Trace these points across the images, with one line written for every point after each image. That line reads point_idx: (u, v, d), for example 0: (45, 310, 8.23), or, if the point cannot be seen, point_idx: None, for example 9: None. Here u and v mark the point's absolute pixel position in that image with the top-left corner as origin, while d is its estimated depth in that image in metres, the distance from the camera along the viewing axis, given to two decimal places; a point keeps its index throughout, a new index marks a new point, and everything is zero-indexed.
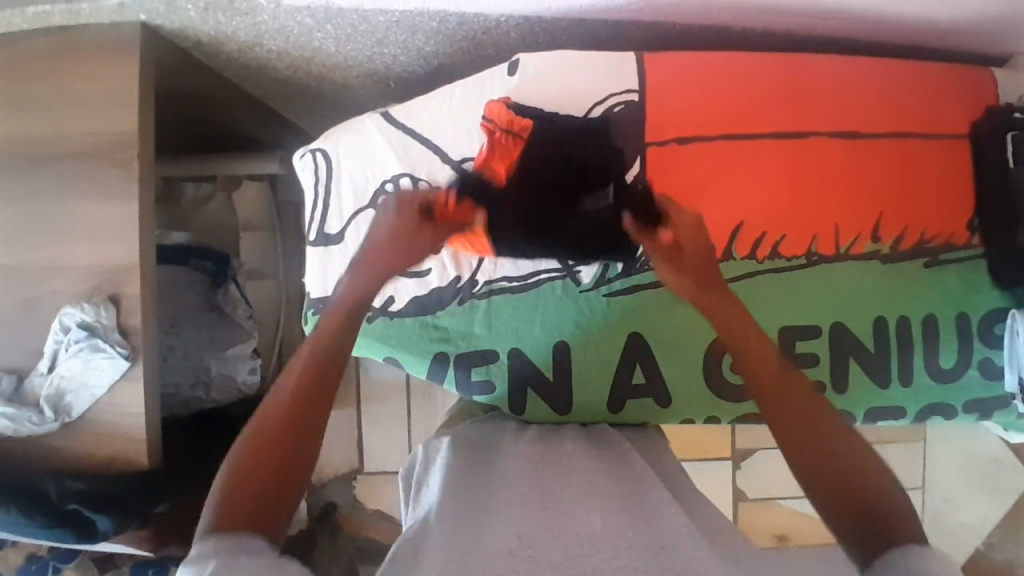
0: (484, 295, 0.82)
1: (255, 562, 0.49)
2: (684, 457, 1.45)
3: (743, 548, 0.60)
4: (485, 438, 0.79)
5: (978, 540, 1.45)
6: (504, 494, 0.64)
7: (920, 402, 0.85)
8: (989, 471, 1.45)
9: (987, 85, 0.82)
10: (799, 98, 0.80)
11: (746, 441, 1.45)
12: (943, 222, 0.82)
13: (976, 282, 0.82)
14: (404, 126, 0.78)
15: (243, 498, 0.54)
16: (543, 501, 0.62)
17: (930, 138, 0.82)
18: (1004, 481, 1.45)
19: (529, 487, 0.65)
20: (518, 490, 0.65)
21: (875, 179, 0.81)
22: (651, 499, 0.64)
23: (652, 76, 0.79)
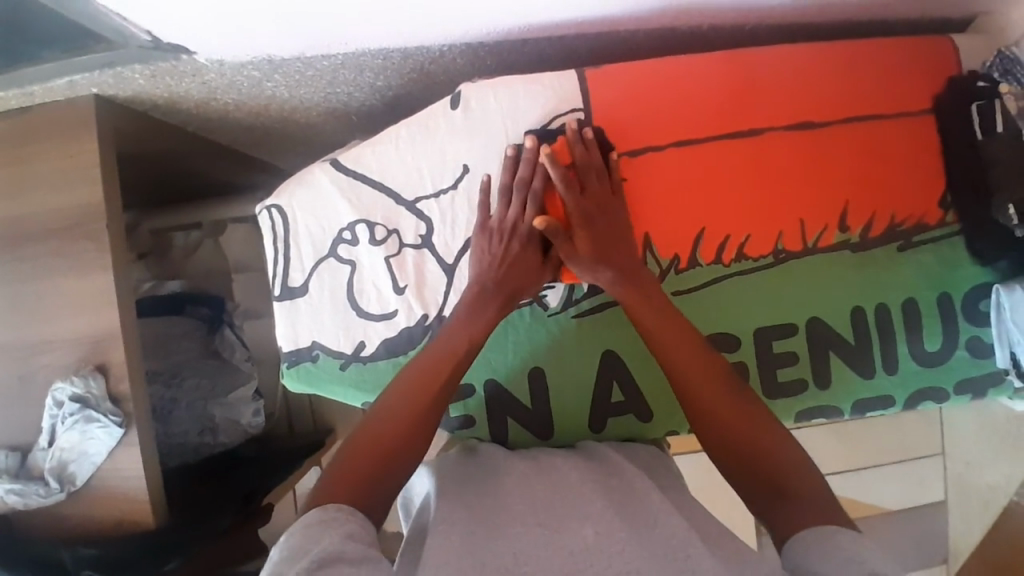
0: None
1: (358, 551, 0.55)
2: (678, 452, 1.36)
3: (733, 549, 0.59)
4: (474, 459, 0.78)
5: (1007, 497, 1.37)
6: (494, 513, 0.64)
7: (908, 389, 0.83)
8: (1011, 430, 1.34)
9: (947, 56, 0.80)
10: (750, 95, 0.79)
11: None
12: (913, 204, 0.80)
13: (954, 260, 0.81)
14: (354, 172, 0.78)
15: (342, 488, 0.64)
16: (539, 517, 0.62)
17: (891, 119, 0.80)
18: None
19: (516, 500, 0.66)
20: (514, 509, 0.64)
21: (838, 168, 0.80)
22: (640, 510, 0.63)
23: (596, 92, 0.78)
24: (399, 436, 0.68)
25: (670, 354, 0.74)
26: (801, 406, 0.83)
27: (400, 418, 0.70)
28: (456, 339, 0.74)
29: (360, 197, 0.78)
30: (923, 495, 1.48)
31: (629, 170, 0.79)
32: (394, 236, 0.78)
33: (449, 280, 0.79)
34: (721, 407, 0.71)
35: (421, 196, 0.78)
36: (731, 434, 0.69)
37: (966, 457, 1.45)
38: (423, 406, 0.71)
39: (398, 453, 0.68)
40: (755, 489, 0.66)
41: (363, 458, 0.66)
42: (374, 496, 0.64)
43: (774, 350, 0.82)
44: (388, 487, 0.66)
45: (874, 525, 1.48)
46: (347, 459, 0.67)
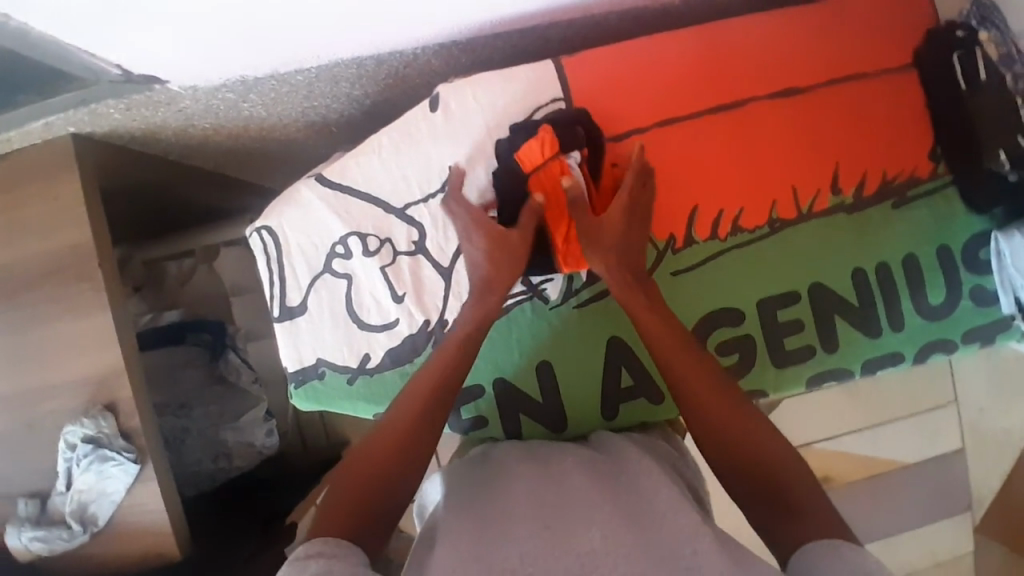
0: None
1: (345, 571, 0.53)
2: None
3: None
4: (489, 460, 0.78)
5: None
6: (502, 517, 0.62)
7: (916, 345, 0.82)
8: None
9: (923, 8, 0.80)
10: (730, 66, 0.78)
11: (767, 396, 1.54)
12: (903, 159, 0.80)
13: (950, 210, 0.81)
14: (341, 185, 0.77)
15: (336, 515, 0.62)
16: (546, 518, 0.60)
17: (873, 77, 0.79)
18: None
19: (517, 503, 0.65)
20: (522, 511, 0.62)
21: (825, 131, 0.79)
22: (661, 496, 0.63)
23: (574, 81, 0.78)
24: (394, 459, 0.67)
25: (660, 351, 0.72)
26: (810, 373, 0.83)
27: (394, 440, 0.68)
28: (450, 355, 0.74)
29: (349, 210, 0.78)
30: (939, 446, 1.48)
31: (616, 155, 0.79)
32: (387, 245, 0.78)
33: (447, 283, 0.79)
34: (715, 407, 0.69)
35: (410, 202, 0.78)
36: (727, 434, 0.68)
37: (979, 404, 1.45)
38: (418, 425, 0.69)
39: (392, 477, 0.66)
40: (752, 494, 0.65)
41: (358, 484, 0.65)
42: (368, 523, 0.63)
43: (779, 319, 0.81)
44: (383, 513, 0.64)
45: (895, 482, 1.49)
46: (342, 486, 0.66)
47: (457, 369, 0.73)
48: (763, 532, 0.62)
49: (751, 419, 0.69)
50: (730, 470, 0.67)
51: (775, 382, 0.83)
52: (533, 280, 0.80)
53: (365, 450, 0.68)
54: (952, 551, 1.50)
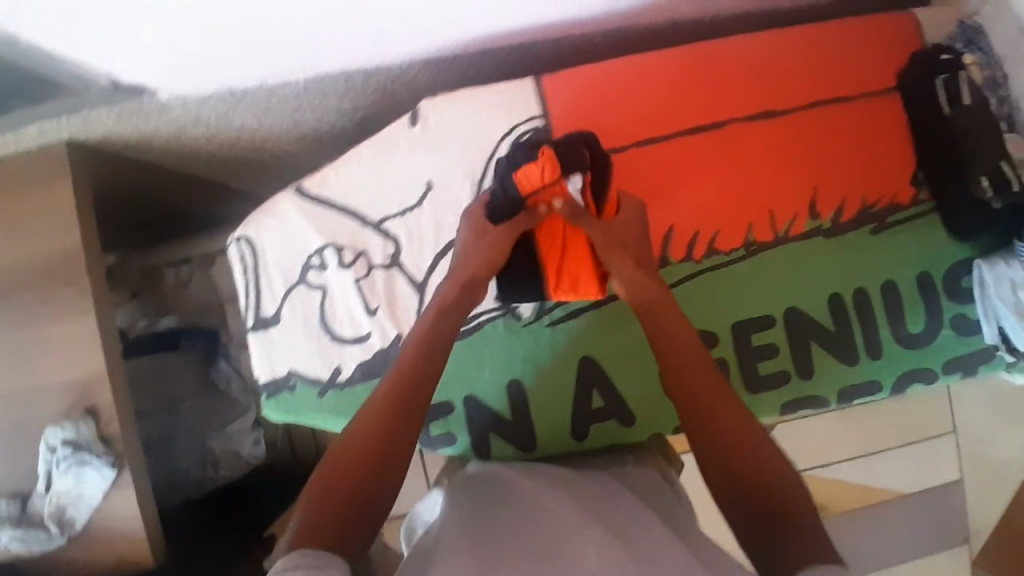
0: None
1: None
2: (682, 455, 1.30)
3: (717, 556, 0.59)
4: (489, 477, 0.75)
5: None
6: (502, 540, 0.60)
7: (895, 374, 0.81)
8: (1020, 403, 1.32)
9: (907, 35, 0.80)
10: (709, 88, 0.79)
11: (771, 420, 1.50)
12: (883, 185, 0.80)
13: (932, 237, 0.80)
14: (318, 198, 0.78)
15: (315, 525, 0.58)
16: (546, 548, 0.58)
17: (854, 102, 0.79)
18: None
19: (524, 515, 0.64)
20: (524, 534, 0.61)
21: (804, 155, 0.79)
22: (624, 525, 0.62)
23: (554, 98, 0.78)
24: (373, 458, 0.64)
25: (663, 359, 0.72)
26: (786, 399, 0.81)
27: (370, 438, 0.64)
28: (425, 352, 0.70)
29: (326, 221, 0.78)
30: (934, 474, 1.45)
31: None
32: (362, 258, 0.78)
33: (421, 297, 0.79)
34: (722, 420, 0.68)
35: (386, 215, 0.78)
36: (730, 449, 0.66)
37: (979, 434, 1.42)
38: (396, 422, 0.66)
39: (375, 479, 0.63)
40: (755, 516, 0.62)
41: (337, 487, 0.61)
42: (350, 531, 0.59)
43: (754, 342, 0.80)
44: (366, 518, 0.61)
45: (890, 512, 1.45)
46: (317, 489, 0.61)
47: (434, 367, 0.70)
48: (761, 555, 0.59)
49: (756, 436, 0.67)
50: (730, 489, 0.65)
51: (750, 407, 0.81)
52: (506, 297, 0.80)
53: (340, 448, 0.64)
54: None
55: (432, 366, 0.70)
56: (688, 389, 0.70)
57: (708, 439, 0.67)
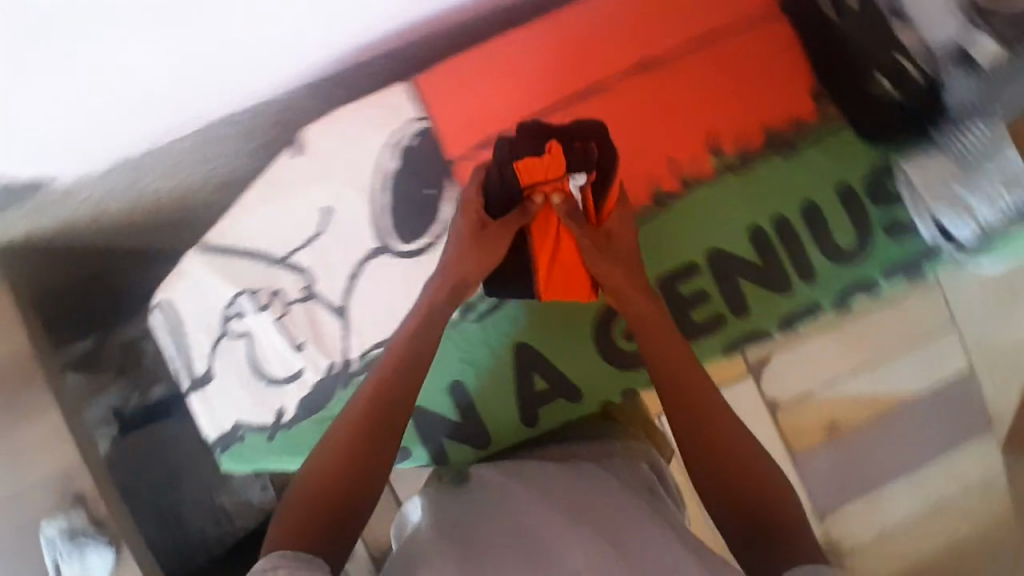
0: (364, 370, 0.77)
1: None
2: None
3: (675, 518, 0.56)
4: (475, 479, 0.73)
5: None
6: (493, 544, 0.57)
7: (835, 293, 0.78)
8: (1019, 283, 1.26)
9: None
10: (583, 49, 0.76)
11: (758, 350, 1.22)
12: (783, 105, 0.76)
13: (846, 146, 0.76)
14: (222, 248, 0.78)
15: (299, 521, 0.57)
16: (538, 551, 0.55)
17: (734, 29, 0.76)
18: None
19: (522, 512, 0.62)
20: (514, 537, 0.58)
21: (695, 94, 0.76)
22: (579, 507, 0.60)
23: (428, 95, 0.75)
24: (364, 456, 0.61)
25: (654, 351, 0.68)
26: (726, 342, 0.78)
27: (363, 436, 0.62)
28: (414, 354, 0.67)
29: (234, 269, 0.78)
30: None
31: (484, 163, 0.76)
32: (276, 298, 0.78)
33: (345, 323, 0.77)
34: (705, 411, 0.65)
35: (290, 250, 0.77)
36: (725, 451, 0.63)
37: None
38: (389, 421, 0.64)
39: (361, 477, 0.61)
40: (744, 527, 0.60)
41: (327, 483, 0.60)
42: (334, 530, 0.57)
43: (681, 292, 0.77)
44: (351, 519, 0.59)
45: None
46: (307, 484, 0.60)
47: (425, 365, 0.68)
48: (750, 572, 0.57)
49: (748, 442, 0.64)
50: (720, 494, 0.62)
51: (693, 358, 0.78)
52: None
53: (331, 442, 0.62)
54: None
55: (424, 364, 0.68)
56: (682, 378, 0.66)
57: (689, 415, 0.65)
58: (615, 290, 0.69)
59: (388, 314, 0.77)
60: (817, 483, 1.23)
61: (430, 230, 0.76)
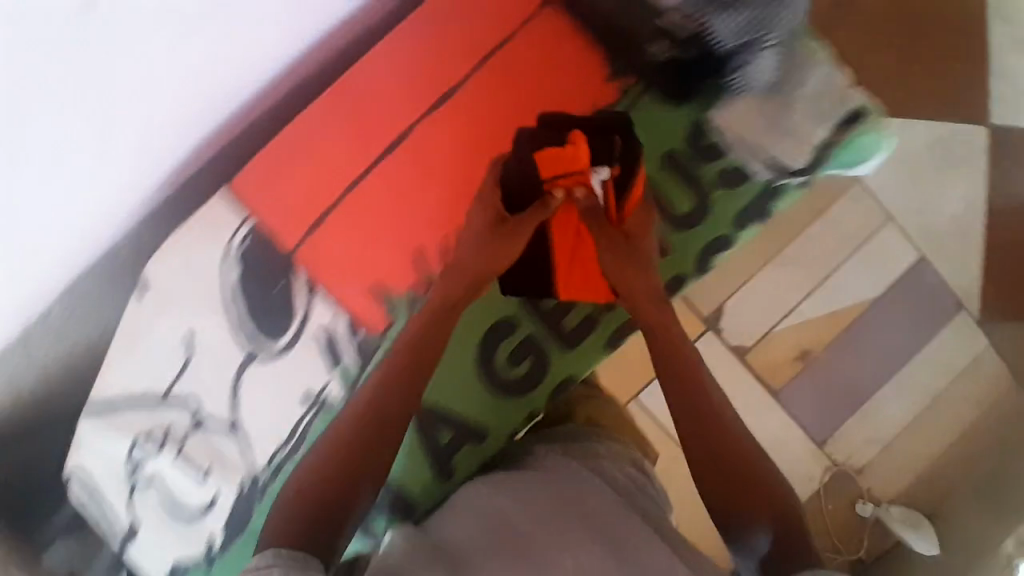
0: (274, 478, 0.78)
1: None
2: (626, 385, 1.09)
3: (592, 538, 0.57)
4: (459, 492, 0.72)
5: None
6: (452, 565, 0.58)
7: (693, 259, 0.79)
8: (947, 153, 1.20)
9: None
10: (371, 110, 0.75)
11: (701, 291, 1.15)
12: (584, 99, 0.74)
13: (655, 117, 0.75)
14: (104, 408, 0.80)
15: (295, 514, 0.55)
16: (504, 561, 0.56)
17: (512, 40, 0.74)
18: None
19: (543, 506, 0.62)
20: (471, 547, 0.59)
21: (495, 111, 0.75)
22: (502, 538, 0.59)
23: (246, 197, 0.76)
24: (365, 455, 0.60)
25: (650, 330, 0.68)
26: (605, 339, 0.80)
27: (366, 424, 0.61)
28: (418, 354, 0.66)
29: (123, 423, 0.80)
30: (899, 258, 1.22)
31: (317, 246, 0.75)
32: (168, 437, 0.79)
33: (240, 438, 0.78)
34: (699, 396, 0.65)
35: (166, 387, 0.78)
36: (715, 441, 0.62)
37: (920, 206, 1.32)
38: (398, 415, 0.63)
39: (361, 469, 0.59)
40: (733, 511, 0.59)
41: (320, 476, 0.58)
42: (326, 523, 0.55)
43: (548, 306, 0.78)
44: (342, 522, 0.57)
45: None
46: (307, 475, 0.59)
47: (429, 355, 0.66)
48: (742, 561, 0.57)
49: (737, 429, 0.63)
50: (710, 479, 0.61)
51: (579, 364, 0.80)
52: (310, 392, 0.76)
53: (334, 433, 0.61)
54: None
55: (428, 350, 0.67)
56: (673, 360, 0.67)
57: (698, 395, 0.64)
58: (628, 299, 0.69)
59: (277, 417, 0.77)
60: (809, 416, 1.09)
61: (290, 325, 0.75)
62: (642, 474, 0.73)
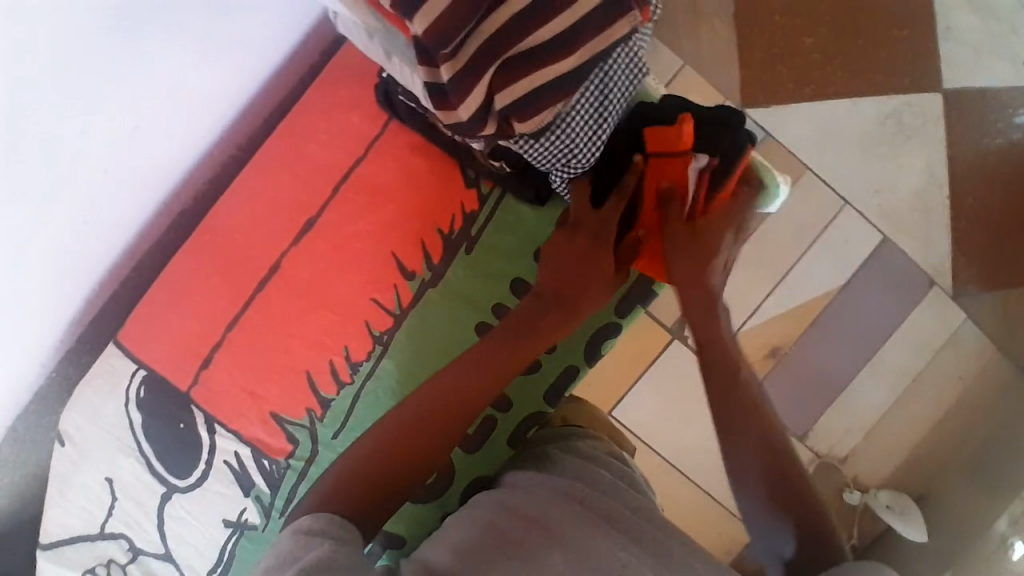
0: None
1: (350, 559, 0.51)
2: (610, 407, 1.15)
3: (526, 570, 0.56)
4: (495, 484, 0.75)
5: (942, 189, 1.16)
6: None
7: (581, 347, 0.87)
8: (891, 131, 1.15)
9: (359, 69, 0.78)
10: (241, 241, 0.78)
11: (671, 313, 1.14)
12: (443, 207, 0.79)
13: (516, 217, 0.79)
14: (56, 540, 0.83)
15: (354, 482, 0.60)
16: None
17: (369, 161, 0.78)
18: (911, 126, 1.15)
19: (541, 513, 0.63)
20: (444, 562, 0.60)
21: (358, 233, 0.78)
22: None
23: (142, 347, 0.79)
24: (435, 435, 0.65)
25: (697, 318, 0.78)
26: (510, 428, 0.85)
27: (440, 419, 0.66)
28: (505, 350, 0.72)
29: (72, 556, 0.83)
30: (861, 247, 1.16)
31: (213, 381, 0.78)
32: (113, 565, 0.82)
33: (175, 564, 0.81)
34: (734, 382, 0.74)
35: (102, 520, 0.82)
36: (753, 425, 0.70)
37: (876, 186, 1.16)
38: (468, 404, 0.68)
39: (426, 455, 0.65)
40: (781, 488, 0.66)
41: (381, 455, 0.62)
42: (389, 487, 0.62)
43: None
44: (400, 496, 0.63)
45: (853, 307, 1.18)
46: (369, 448, 0.63)
47: (510, 359, 0.72)
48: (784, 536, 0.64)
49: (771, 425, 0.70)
50: (745, 451, 0.69)
51: (486, 460, 0.84)
52: (229, 519, 0.79)
53: (416, 406, 0.65)
54: (950, 329, 1.18)
55: (510, 348, 0.72)
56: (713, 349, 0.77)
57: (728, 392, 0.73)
58: (689, 284, 0.77)
59: (202, 543, 0.80)
60: (782, 398, 1.19)
61: (199, 460, 0.79)
62: (622, 464, 0.78)
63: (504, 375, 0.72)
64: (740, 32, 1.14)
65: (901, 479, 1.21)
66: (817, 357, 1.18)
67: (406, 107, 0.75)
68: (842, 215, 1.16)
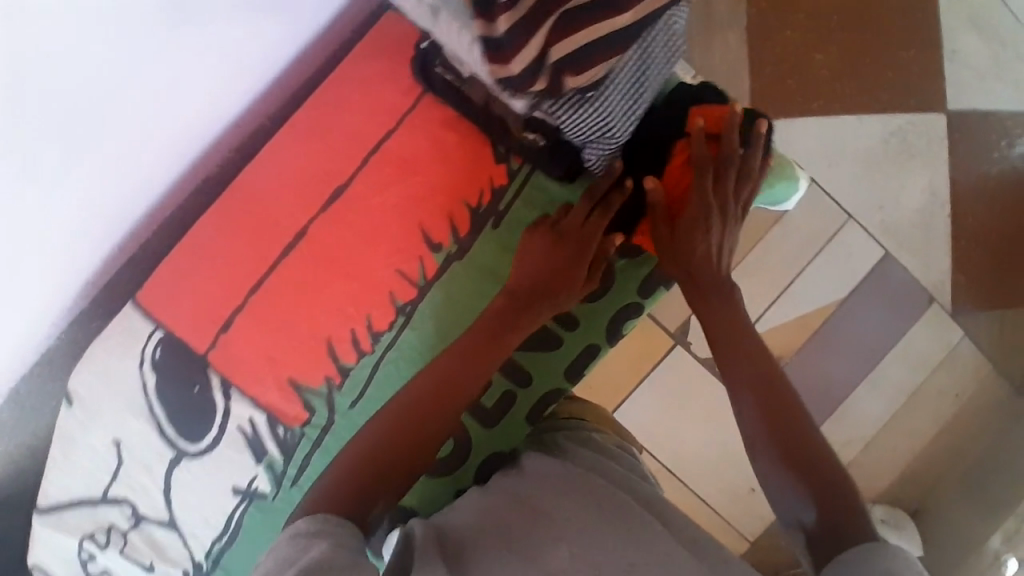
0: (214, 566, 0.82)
1: (349, 559, 0.49)
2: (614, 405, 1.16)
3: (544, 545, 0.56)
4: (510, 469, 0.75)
5: (943, 209, 1.19)
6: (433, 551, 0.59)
7: (603, 325, 0.87)
8: (897, 148, 1.18)
9: (392, 47, 0.80)
10: (266, 208, 0.78)
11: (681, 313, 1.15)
12: (471, 181, 0.79)
13: (544, 194, 0.80)
14: (58, 503, 0.81)
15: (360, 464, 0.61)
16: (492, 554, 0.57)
17: (399, 134, 0.79)
18: (917, 145, 1.18)
19: (546, 502, 0.64)
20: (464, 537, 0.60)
21: (384, 205, 0.79)
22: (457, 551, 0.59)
23: (159, 309, 0.79)
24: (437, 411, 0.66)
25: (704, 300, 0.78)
26: (524, 410, 0.85)
27: (441, 399, 0.67)
28: (494, 334, 0.73)
29: (73, 519, 0.81)
30: (865, 259, 1.19)
31: (230, 347, 0.78)
32: (114, 531, 0.81)
33: (178, 531, 0.81)
34: (741, 367, 0.74)
35: (105, 483, 0.80)
36: (779, 401, 0.69)
37: (880, 201, 1.19)
38: (459, 389, 0.69)
39: (428, 431, 0.66)
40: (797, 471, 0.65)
41: (388, 433, 0.64)
42: (391, 468, 0.63)
43: None
44: (399, 475, 0.64)
45: (856, 317, 1.19)
46: (377, 427, 0.64)
47: (494, 343, 0.72)
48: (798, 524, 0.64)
49: (794, 414, 0.69)
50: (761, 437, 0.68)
51: (499, 441, 0.85)
52: (239, 487, 0.79)
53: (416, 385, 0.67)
54: (947, 346, 1.20)
55: (496, 329, 0.73)
56: (724, 334, 0.76)
57: (737, 372, 0.73)
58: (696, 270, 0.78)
59: (209, 511, 0.80)
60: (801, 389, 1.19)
61: (209, 426, 0.79)
62: (633, 460, 0.79)
63: (488, 355, 0.72)
64: (757, 42, 1.17)
65: (895, 492, 1.22)
66: (819, 364, 1.20)
67: (443, 82, 0.77)
68: (847, 228, 1.18)
